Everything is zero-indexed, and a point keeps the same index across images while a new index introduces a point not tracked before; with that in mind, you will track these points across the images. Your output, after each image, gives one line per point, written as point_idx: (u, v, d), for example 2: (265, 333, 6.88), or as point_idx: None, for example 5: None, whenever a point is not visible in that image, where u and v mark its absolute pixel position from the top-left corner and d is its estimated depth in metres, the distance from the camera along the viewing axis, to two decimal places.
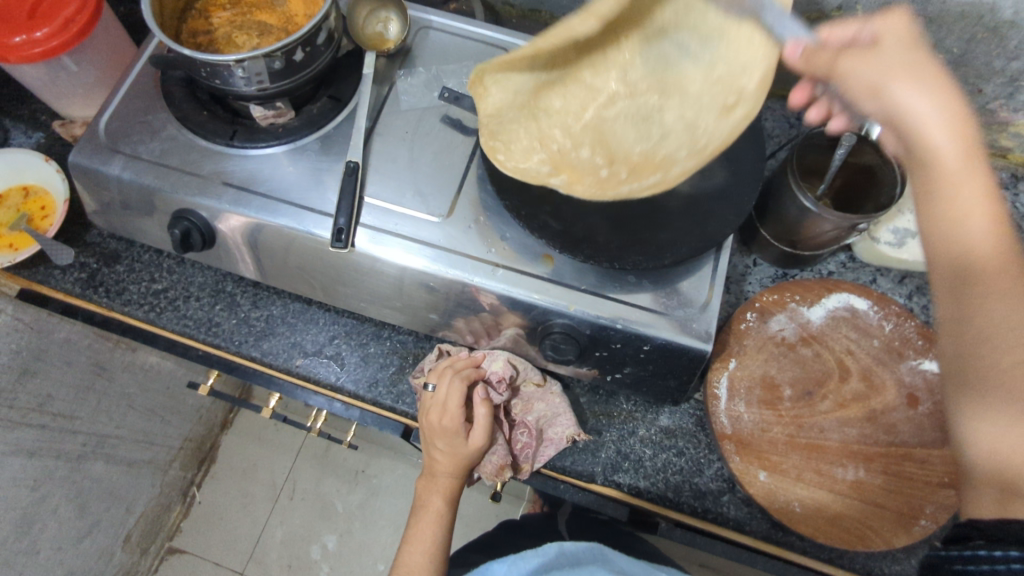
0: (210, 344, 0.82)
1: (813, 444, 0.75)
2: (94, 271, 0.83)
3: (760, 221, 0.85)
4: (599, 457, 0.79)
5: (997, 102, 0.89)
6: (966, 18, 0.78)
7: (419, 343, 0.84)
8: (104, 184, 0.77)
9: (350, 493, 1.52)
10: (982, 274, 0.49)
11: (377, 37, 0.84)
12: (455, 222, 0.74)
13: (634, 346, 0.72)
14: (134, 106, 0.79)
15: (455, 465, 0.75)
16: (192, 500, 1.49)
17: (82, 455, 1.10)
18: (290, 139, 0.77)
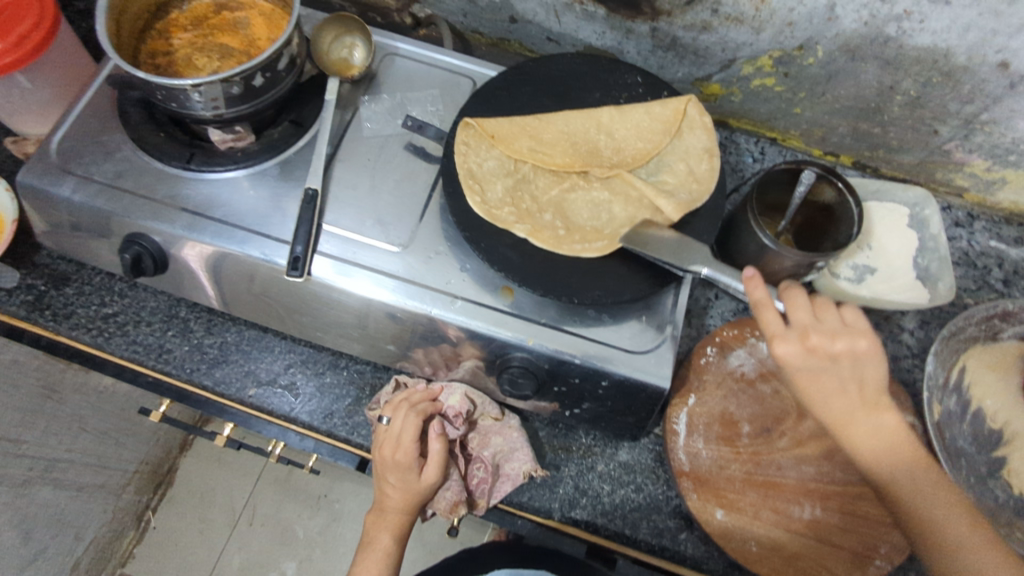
0: (160, 371, 0.80)
1: (770, 482, 0.75)
2: (42, 293, 0.81)
3: (721, 255, 0.84)
4: (557, 493, 0.78)
5: (953, 143, 0.90)
6: (922, 62, 0.79)
7: (376, 373, 0.83)
8: (54, 206, 0.75)
9: (311, 518, 1.48)
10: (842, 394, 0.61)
11: (341, 63, 0.83)
12: (415, 252, 0.73)
13: (592, 382, 0.72)
14: (88, 126, 0.77)
15: (407, 500, 0.73)
16: (146, 526, 1.43)
17: (29, 481, 1.05)
18: (248, 163, 0.76)
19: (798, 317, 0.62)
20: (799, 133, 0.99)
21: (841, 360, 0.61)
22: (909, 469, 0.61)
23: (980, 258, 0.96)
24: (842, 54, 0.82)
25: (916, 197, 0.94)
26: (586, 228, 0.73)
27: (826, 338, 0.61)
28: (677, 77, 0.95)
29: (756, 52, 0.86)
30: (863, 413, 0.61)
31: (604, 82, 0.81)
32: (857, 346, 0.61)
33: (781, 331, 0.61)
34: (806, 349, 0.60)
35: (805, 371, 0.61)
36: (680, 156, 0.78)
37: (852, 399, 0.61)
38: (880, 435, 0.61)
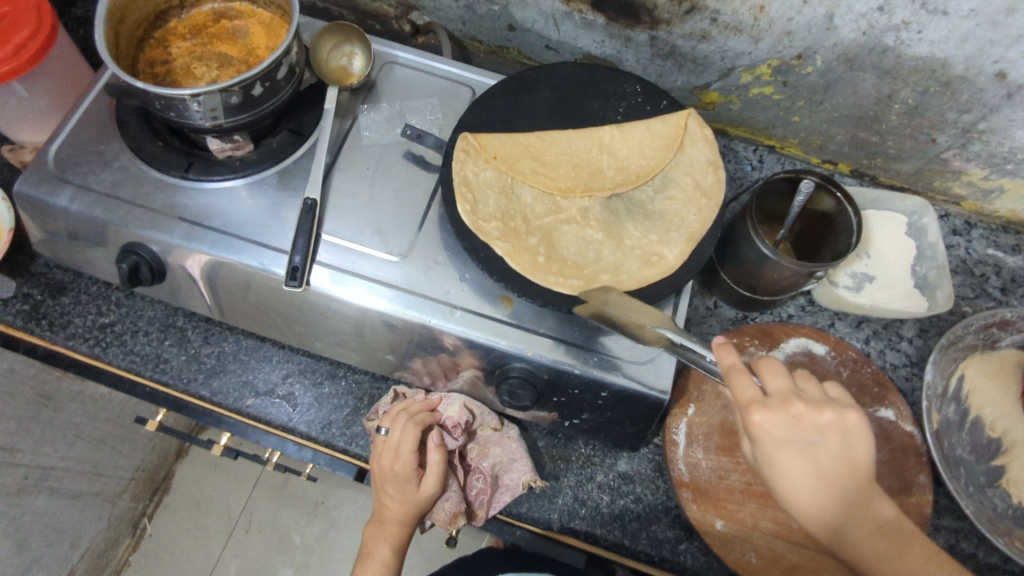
0: (157, 382, 0.80)
1: (769, 492, 0.74)
2: (38, 303, 0.80)
3: (721, 265, 0.84)
4: (556, 503, 0.78)
5: (951, 152, 0.90)
6: (920, 72, 0.79)
7: (375, 383, 0.83)
8: (51, 215, 0.74)
9: (309, 525, 1.47)
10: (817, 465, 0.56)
11: (340, 71, 0.83)
12: (414, 261, 0.73)
13: (592, 392, 0.71)
14: (86, 135, 0.77)
15: (405, 512, 0.72)
16: (142, 532, 1.41)
17: (24, 490, 1.04)
18: (247, 172, 0.76)
19: (777, 385, 0.59)
20: (798, 141, 0.99)
21: (826, 435, 0.57)
22: (898, 555, 0.56)
23: (978, 266, 0.96)
24: (841, 64, 0.82)
25: (913, 205, 0.94)
26: (567, 262, 0.71)
27: (808, 411, 0.57)
28: (676, 86, 0.95)
29: (754, 61, 0.86)
30: (851, 496, 0.57)
31: (606, 94, 0.80)
32: (845, 420, 0.58)
33: (759, 400, 0.57)
34: (786, 418, 0.56)
35: (788, 444, 0.56)
36: (685, 171, 0.78)
37: (841, 482, 0.56)
38: (870, 521, 0.57)
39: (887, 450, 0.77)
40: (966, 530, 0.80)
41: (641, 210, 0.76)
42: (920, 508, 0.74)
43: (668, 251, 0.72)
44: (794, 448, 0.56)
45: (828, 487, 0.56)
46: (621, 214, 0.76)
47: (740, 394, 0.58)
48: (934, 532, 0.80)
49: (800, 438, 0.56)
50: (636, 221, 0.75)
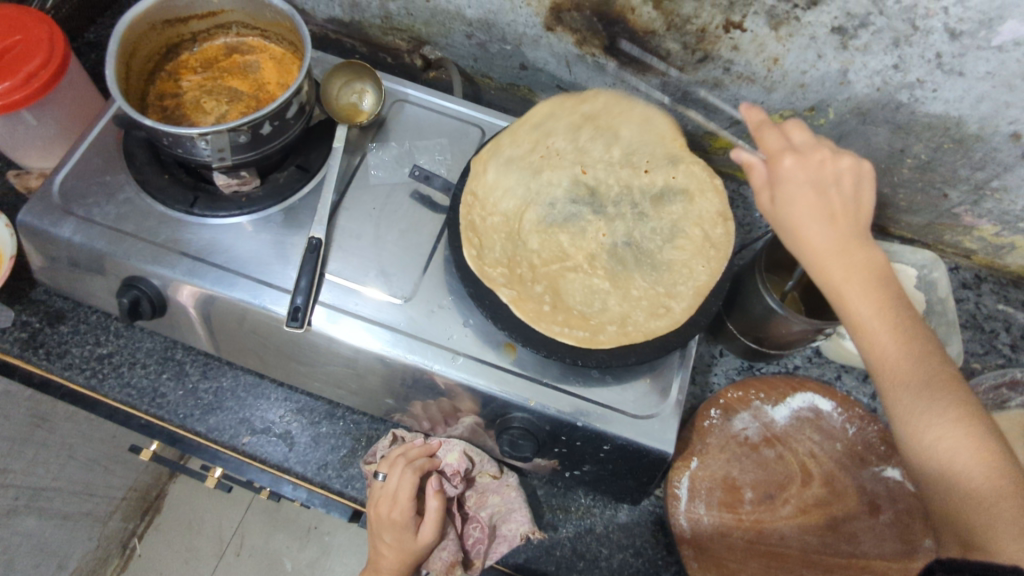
0: (153, 416, 0.79)
1: (771, 552, 0.73)
2: (36, 331, 0.80)
3: (728, 315, 0.84)
4: (554, 556, 0.76)
5: (962, 208, 0.89)
6: (933, 129, 0.79)
7: (373, 424, 0.81)
8: (52, 244, 0.74)
9: (301, 550, 1.40)
10: (827, 207, 0.58)
11: (350, 108, 0.83)
12: (418, 305, 0.72)
13: (594, 445, 0.70)
14: (92, 165, 0.76)
15: (401, 561, 0.70)
16: (132, 553, 1.38)
17: (13, 510, 1.04)
18: (253, 209, 0.75)
19: (802, 143, 0.61)
20: None
21: (841, 183, 0.59)
22: (890, 327, 0.56)
23: (988, 321, 0.95)
24: (853, 117, 0.81)
25: (924, 259, 0.93)
26: (573, 311, 0.70)
27: (825, 160, 0.59)
28: (686, 130, 0.95)
29: (767, 110, 0.85)
30: (864, 239, 0.58)
31: (624, 137, 0.80)
32: (861, 170, 0.60)
33: (783, 149, 0.60)
34: (803, 164, 0.59)
35: (807, 184, 0.58)
36: (694, 222, 0.76)
37: (852, 226, 0.58)
38: (873, 275, 0.57)
39: (894, 511, 0.75)
40: None
41: (649, 259, 0.75)
42: None
43: (676, 303, 0.71)
44: (805, 184, 0.58)
45: (841, 236, 0.57)
46: (629, 263, 0.74)
47: (767, 148, 0.61)
48: None
49: (811, 178, 0.59)
50: (644, 271, 0.74)
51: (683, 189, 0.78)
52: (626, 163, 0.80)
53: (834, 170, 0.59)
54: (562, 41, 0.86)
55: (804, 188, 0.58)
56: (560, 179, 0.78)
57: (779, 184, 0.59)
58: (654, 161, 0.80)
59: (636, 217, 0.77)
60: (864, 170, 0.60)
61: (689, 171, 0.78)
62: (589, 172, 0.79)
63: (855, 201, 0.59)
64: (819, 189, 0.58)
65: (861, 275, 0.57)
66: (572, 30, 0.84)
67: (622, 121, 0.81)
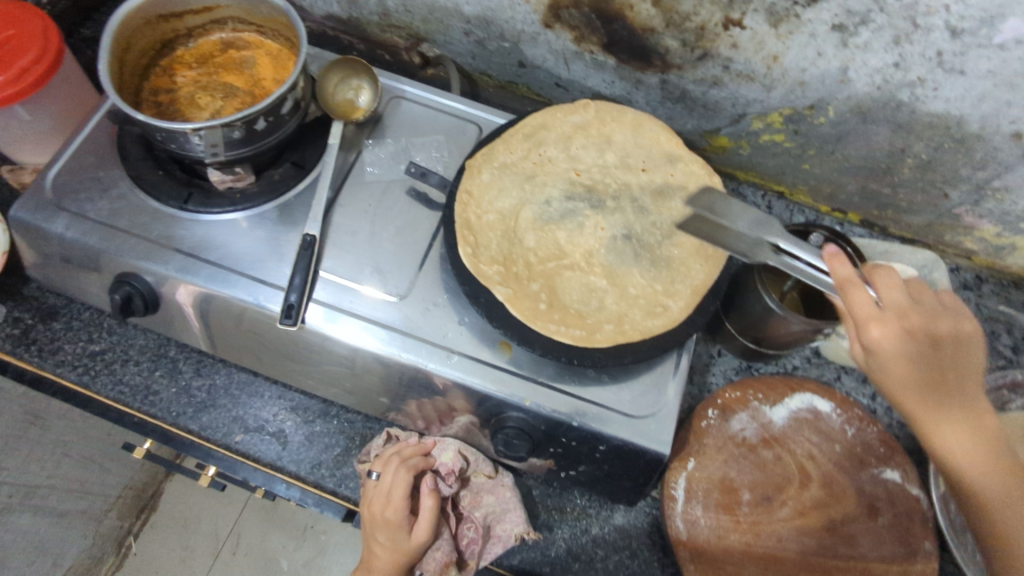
0: (145, 413, 0.78)
1: (770, 555, 0.72)
2: (28, 327, 0.79)
3: (726, 315, 0.83)
4: (549, 557, 0.76)
5: (963, 208, 0.89)
6: (935, 128, 0.78)
7: (367, 423, 0.81)
8: (45, 240, 0.73)
9: (297, 551, 1.41)
10: (920, 372, 0.59)
11: (346, 105, 0.82)
12: (412, 303, 0.71)
13: (590, 445, 0.69)
14: (85, 160, 0.76)
15: (395, 562, 0.69)
16: (127, 552, 1.36)
17: (7, 508, 1.02)
18: (247, 206, 0.74)
19: (893, 299, 0.61)
20: (807, 188, 0.98)
21: (942, 346, 0.60)
22: (985, 467, 0.58)
23: (988, 322, 0.94)
24: (854, 115, 0.81)
25: (924, 259, 0.94)
26: (570, 310, 0.69)
27: (924, 323, 0.60)
28: (686, 128, 0.94)
29: (766, 109, 0.85)
30: (958, 395, 0.60)
31: (616, 144, 0.80)
32: (959, 328, 0.61)
33: (876, 314, 0.59)
34: (899, 326, 0.59)
35: (901, 350, 0.58)
36: (692, 219, 0.75)
37: (944, 384, 0.59)
38: (967, 426, 0.59)
39: (892, 513, 0.75)
40: None
41: (648, 256, 0.73)
42: None
43: (673, 302, 0.70)
44: (898, 348, 0.58)
45: (951, 407, 0.59)
46: (627, 259, 0.73)
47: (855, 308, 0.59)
48: None
49: (906, 340, 0.58)
50: (643, 268, 0.73)
51: (682, 186, 0.77)
52: (621, 166, 0.79)
53: (927, 329, 0.59)
54: (561, 38, 0.86)
55: (895, 352, 0.59)
56: (555, 182, 0.77)
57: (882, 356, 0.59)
58: (651, 161, 0.79)
59: (635, 210, 0.76)
60: (960, 326, 0.61)
61: (687, 169, 0.78)
62: (584, 174, 0.78)
63: (947, 356, 0.60)
64: (911, 353, 0.59)
65: (958, 434, 0.59)
66: (570, 27, 0.83)
67: (615, 128, 0.81)
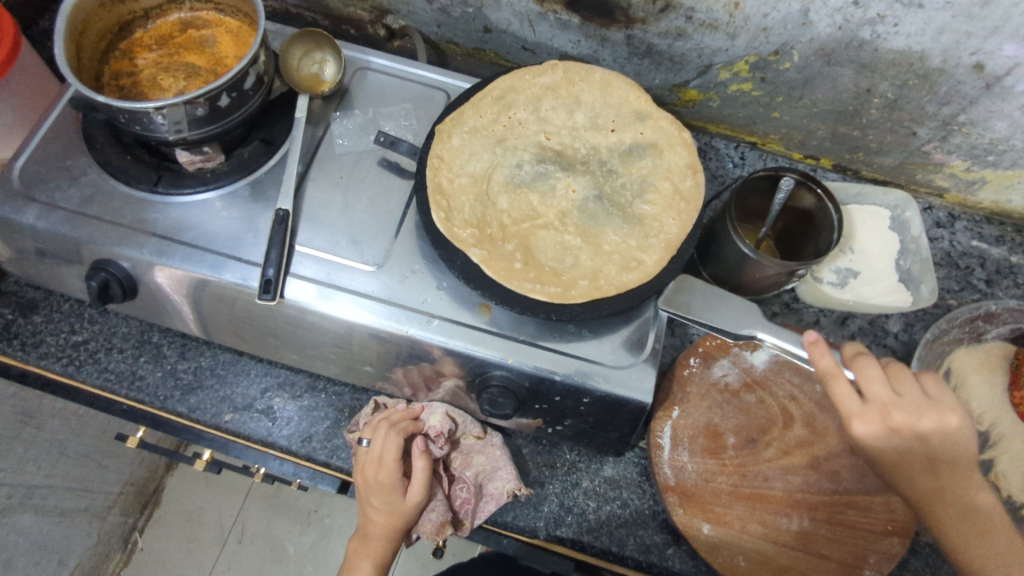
0: (133, 399, 0.79)
1: (757, 495, 0.74)
2: (10, 322, 0.80)
3: (702, 264, 0.83)
4: (542, 511, 0.77)
5: (931, 145, 0.89)
6: (898, 65, 0.78)
7: (355, 395, 0.82)
8: (17, 233, 0.73)
9: (303, 534, 1.42)
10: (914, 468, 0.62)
11: (312, 79, 0.82)
12: (390, 271, 0.72)
13: (574, 398, 0.71)
14: (52, 150, 0.75)
15: (390, 524, 0.71)
16: (134, 547, 1.37)
17: (8, 508, 1.02)
18: (218, 184, 0.74)
19: (880, 394, 0.61)
20: (779, 137, 0.98)
21: (928, 438, 0.61)
22: (979, 550, 0.63)
23: (963, 258, 0.96)
24: (818, 58, 0.81)
25: (896, 199, 0.93)
26: (545, 268, 0.69)
27: (911, 418, 0.60)
28: (654, 84, 0.94)
29: (732, 58, 0.85)
30: (951, 480, 0.64)
31: (585, 104, 0.80)
32: (945, 423, 0.61)
33: (859, 410, 0.60)
34: (885, 427, 0.60)
35: (888, 445, 0.61)
36: (663, 175, 0.76)
37: (936, 474, 0.63)
38: (958, 504, 0.64)
39: None
40: None
41: (620, 213, 0.74)
42: None
43: (647, 256, 0.70)
44: (889, 447, 0.61)
45: (941, 490, 0.64)
46: (599, 216, 0.74)
47: (841, 404, 0.60)
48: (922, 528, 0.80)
49: (892, 438, 0.61)
50: (616, 225, 0.73)
51: (652, 144, 0.78)
52: (590, 127, 0.79)
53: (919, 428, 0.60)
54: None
55: (884, 448, 0.61)
56: (525, 146, 0.77)
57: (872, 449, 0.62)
58: (620, 120, 0.79)
59: (606, 166, 0.77)
60: (949, 418, 0.61)
61: (657, 126, 0.78)
62: (553, 137, 0.78)
63: (940, 451, 0.62)
64: (902, 449, 0.61)
65: (951, 512, 0.64)
66: None
67: (583, 88, 0.80)
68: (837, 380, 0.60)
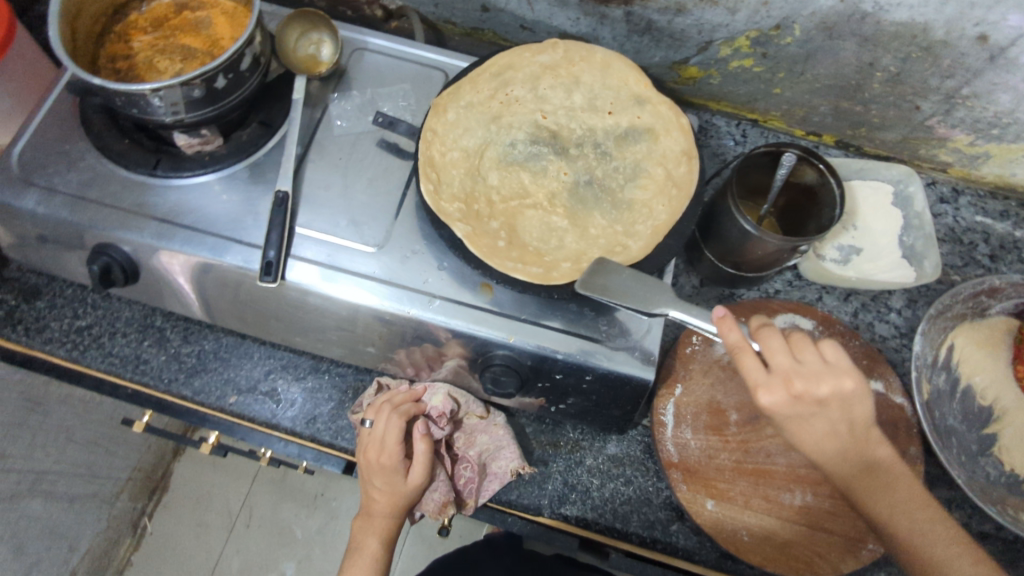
0: (137, 383, 0.80)
1: (759, 470, 0.74)
2: (13, 308, 0.81)
3: (704, 242, 0.83)
4: (546, 489, 0.78)
5: (935, 119, 0.89)
6: (901, 38, 0.77)
7: (359, 375, 0.82)
8: (19, 218, 0.73)
9: (310, 517, 1.44)
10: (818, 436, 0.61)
11: (309, 60, 0.81)
12: (391, 252, 0.72)
13: (576, 376, 0.71)
14: (50, 135, 0.75)
15: (393, 503, 0.72)
16: (143, 532, 1.39)
17: (17, 494, 1.03)
18: (217, 167, 0.74)
19: (779, 361, 0.59)
20: (781, 114, 0.97)
21: (829, 403, 0.60)
22: (888, 506, 0.63)
23: (966, 233, 0.95)
24: (820, 32, 0.80)
25: (899, 173, 0.93)
26: (528, 248, 0.69)
27: (813, 383, 0.59)
28: (654, 61, 0.93)
29: (732, 33, 0.84)
30: (860, 441, 0.63)
31: (584, 85, 0.79)
32: (844, 386, 0.60)
33: (762, 380, 0.59)
34: (792, 396, 0.58)
35: (792, 413, 0.60)
36: (657, 160, 0.75)
37: (844, 440, 0.62)
38: (866, 464, 0.63)
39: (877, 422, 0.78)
40: (958, 499, 0.81)
41: (620, 193, 0.73)
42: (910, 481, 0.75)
43: (632, 242, 0.70)
44: (789, 416, 0.60)
45: (846, 454, 0.62)
46: (600, 194, 0.73)
47: (747, 374, 0.59)
48: None
49: (794, 406, 0.59)
50: (604, 210, 0.73)
51: (649, 128, 0.76)
52: (587, 109, 0.78)
53: (822, 395, 0.59)
54: None
55: (789, 418, 0.60)
56: (520, 124, 0.76)
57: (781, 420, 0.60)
58: (619, 103, 0.78)
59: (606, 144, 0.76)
60: (851, 381, 0.60)
61: (656, 111, 0.76)
62: (550, 117, 0.77)
63: (842, 413, 0.61)
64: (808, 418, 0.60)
65: (862, 474, 0.63)
66: None
67: (583, 68, 0.80)
68: (742, 350, 0.60)
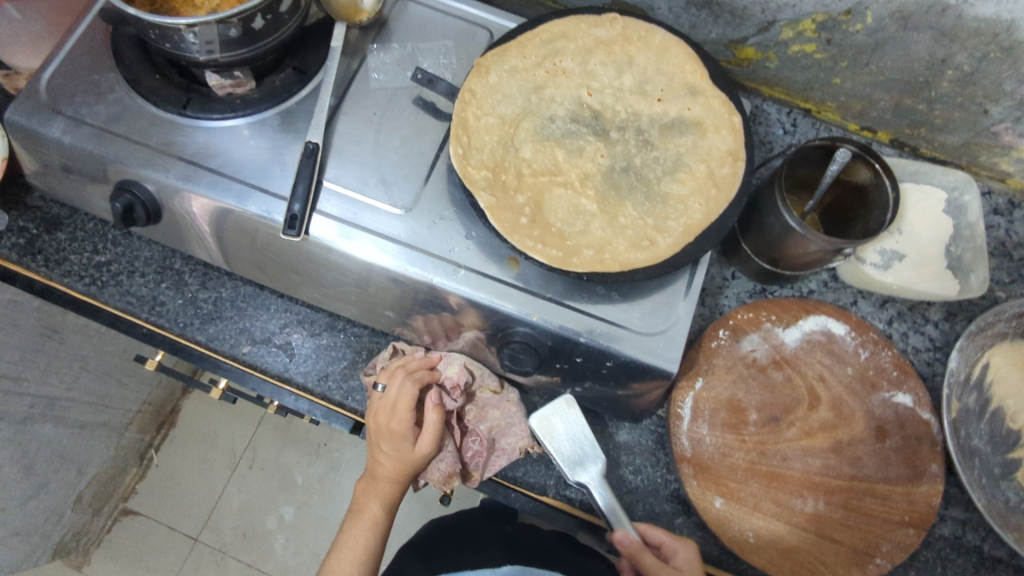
0: (152, 324, 0.79)
1: (774, 473, 0.73)
2: (33, 237, 0.79)
3: (743, 235, 0.80)
4: (553, 470, 0.77)
5: (1003, 125, 0.84)
6: (981, 35, 0.72)
7: (374, 338, 0.81)
8: (43, 145, 0.71)
9: (311, 466, 1.44)
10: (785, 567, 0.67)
11: (350, 6, 0.77)
12: (419, 216, 0.69)
13: (596, 361, 0.69)
14: (78, 64, 0.73)
15: (398, 470, 0.71)
16: (149, 462, 1.43)
17: (31, 417, 1.04)
18: (248, 111, 0.72)
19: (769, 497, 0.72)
20: (836, 105, 0.93)
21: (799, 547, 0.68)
22: None
23: (1018, 249, 0.91)
24: (894, 21, 0.75)
25: (955, 180, 0.88)
26: (551, 229, 0.66)
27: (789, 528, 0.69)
28: (710, 38, 0.88)
29: (798, 15, 0.79)
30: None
31: (637, 66, 0.75)
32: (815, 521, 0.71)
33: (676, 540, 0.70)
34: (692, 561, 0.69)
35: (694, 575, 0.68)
36: (700, 157, 0.70)
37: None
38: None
39: (901, 435, 0.75)
40: (973, 522, 0.78)
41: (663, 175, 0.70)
42: (927, 499, 0.73)
43: (662, 238, 0.66)
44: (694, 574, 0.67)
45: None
46: (640, 176, 0.70)
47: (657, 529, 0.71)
48: (940, 521, 0.78)
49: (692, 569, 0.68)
50: (636, 200, 0.69)
51: (697, 122, 0.72)
52: (636, 92, 0.74)
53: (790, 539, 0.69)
54: None
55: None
56: (564, 99, 0.73)
57: (673, 559, 0.69)
58: (670, 91, 0.74)
59: (651, 123, 0.73)
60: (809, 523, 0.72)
61: (707, 104, 0.72)
62: (595, 95, 0.74)
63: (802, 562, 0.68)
64: None
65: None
66: None
67: (639, 48, 0.75)
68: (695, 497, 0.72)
